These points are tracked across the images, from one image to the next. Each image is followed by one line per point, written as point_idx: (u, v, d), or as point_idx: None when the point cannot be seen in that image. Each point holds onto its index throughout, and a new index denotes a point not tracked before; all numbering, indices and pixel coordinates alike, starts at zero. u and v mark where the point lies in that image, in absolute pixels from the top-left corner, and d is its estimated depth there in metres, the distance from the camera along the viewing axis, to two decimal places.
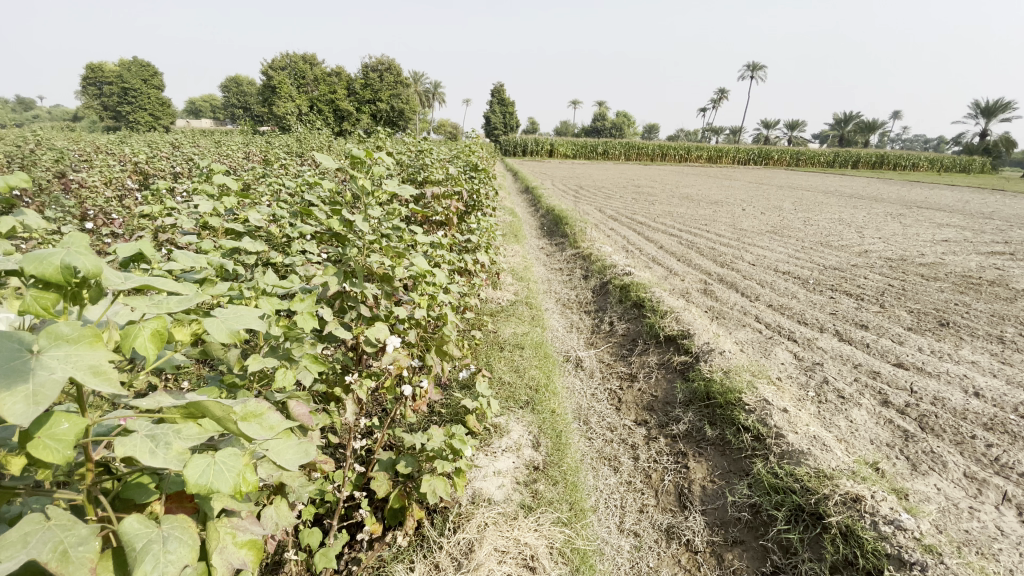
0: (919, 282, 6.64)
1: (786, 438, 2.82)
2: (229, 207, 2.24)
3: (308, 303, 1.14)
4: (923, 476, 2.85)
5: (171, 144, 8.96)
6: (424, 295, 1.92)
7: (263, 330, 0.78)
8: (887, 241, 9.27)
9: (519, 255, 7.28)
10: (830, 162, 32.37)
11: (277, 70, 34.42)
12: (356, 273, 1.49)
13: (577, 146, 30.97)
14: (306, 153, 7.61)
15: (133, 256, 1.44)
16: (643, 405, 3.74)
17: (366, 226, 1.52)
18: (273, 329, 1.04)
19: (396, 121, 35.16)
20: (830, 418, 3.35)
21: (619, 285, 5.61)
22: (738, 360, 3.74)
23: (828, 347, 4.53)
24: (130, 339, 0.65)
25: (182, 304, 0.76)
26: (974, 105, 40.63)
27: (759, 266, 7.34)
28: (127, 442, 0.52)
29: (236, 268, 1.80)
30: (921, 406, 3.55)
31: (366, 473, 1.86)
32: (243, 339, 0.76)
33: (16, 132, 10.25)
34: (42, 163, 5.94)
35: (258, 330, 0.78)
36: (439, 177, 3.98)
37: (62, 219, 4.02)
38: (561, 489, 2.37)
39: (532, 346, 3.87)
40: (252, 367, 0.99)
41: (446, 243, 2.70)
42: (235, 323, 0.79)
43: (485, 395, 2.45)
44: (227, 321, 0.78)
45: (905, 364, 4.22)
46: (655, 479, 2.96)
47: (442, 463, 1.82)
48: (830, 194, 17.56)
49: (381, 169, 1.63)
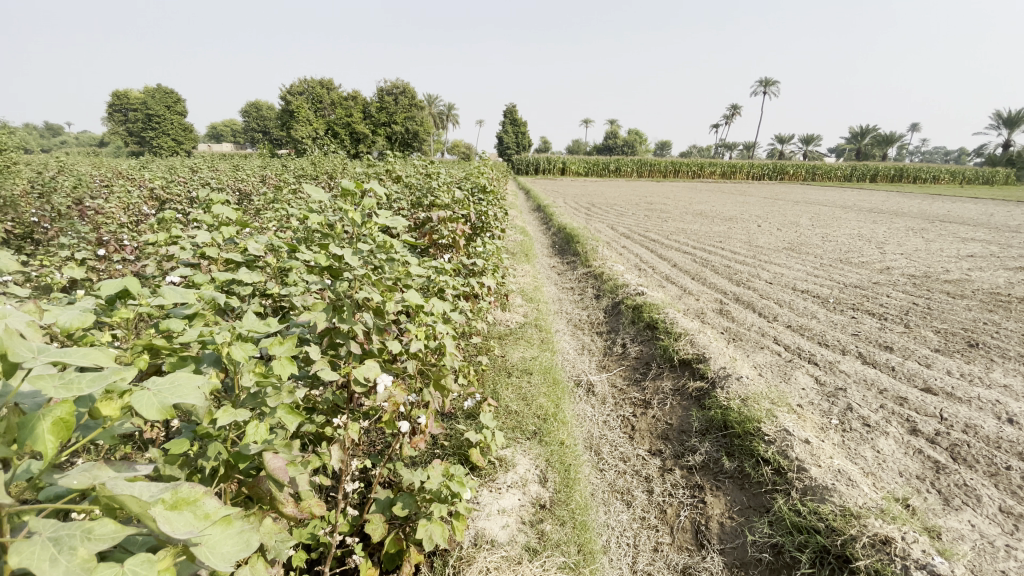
0: (945, 300, 6.40)
1: (809, 473, 2.66)
2: (228, 237, 2.20)
3: (287, 346, 1.08)
4: (957, 512, 2.66)
5: (190, 169, 9.13)
6: (422, 327, 1.84)
7: (202, 401, 0.72)
8: (909, 258, 9.01)
9: (530, 275, 7.22)
10: (848, 176, 31.97)
11: (295, 94, 35.31)
12: (345, 309, 1.42)
13: (590, 163, 31.05)
14: (319, 176, 7.67)
15: (119, 293, 1.40)
16: (657, 433, 3.60)
17: (355, 260, 1.45)
18: (245, 378, 0.97)
19: (410, 142, 35.73)
20: (855, 448, 3.18)
21: (632, 306, 5.49)
22: (756, 386, 3.59)
23: (851, 370, 4.35)
24: (25, 431, 0.55)
25: (98, 381, 0.67)
26: (995, 116, 39.99)
27: (777, 284, 7.16)
28: (22, 551, 0.46)
29: (228, 301, 1.74)
30: (952, 435, 3.35)
31: (361, 516, 1.78)
32: (175, 415, 0.71)
33: (41, 159, 10.55)
34: (61, 190, 6.05)
35: (195, 402, 0.72)
36: (446, 200, 3.95)
37: (76, 245, 4.06)
38: (569, 530, 2.24)
39: (541, 371, 3.76)
40: (222, 422, 0.91)
41: (449, 269, 2.63)
42: (168, 396, 0.74)
43: (489, 429, 2.35)
44: (159, 394, 0.73)
45: (934, 389, 4.01)
46: (670, 514, 2.82)
47: (440, 506, 1.73)
48: (848, 208, 17.26)
49: (372, 201, 1.57)
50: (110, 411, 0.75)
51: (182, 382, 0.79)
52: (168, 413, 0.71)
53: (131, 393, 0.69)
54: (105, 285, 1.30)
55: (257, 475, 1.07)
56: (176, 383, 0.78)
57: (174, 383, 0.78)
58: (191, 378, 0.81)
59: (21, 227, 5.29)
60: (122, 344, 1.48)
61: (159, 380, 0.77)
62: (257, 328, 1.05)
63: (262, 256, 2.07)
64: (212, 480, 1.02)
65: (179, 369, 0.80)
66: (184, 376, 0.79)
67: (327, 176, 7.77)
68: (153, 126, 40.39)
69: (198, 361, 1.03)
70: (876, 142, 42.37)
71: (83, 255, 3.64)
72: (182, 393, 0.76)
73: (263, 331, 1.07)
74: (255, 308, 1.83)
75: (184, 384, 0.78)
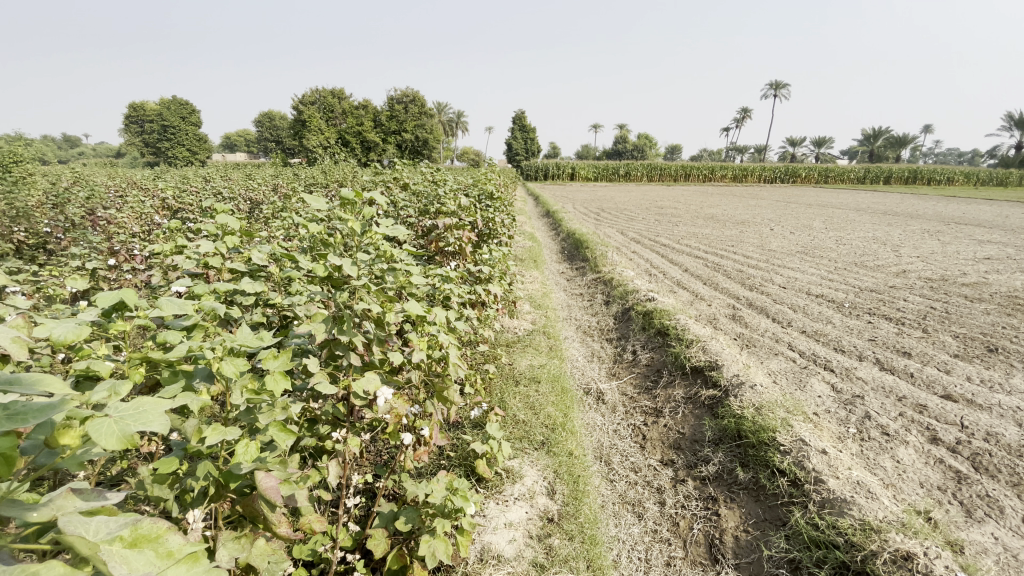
0: (963, 304, 6.25)
1: (826, 485, 2.57)
2: (231, 247, 2.18)
3: (282, 360, 1.03)
4: (980, 524, 2.55)
5: (203, 178, 9.22)
6: (425, 337, 1.80)
7: (161, 429, 0.71)
8: (926, 260, 8.82)
9: (538, 282, 7.18)
10: (861, 178, 31.64)
11: (307, 104, 35.74)
12: (344, 319, 1.38)
13: (599, 168, 30.97)
14: (329, 185, 7.71)
15: (115, 305, 1.37)
16: (669, 443, 3.52)
17: (354, 269, 1.41)
18: (236, 395, 0.92)
19: (420, 149, 36.01)
20: (873, 458, 3.08)
21: (642, 312, 5.42)
22: (770, 395, 3.49)
23: (868, 377, 4.23)
24: None
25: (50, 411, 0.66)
26: (1010, 117, 39.50)
27: (790, 289, 7.05)
28: None
29: (229, 312, 1.71)
30: (974, 444, 3.23)
31: (364, 531, 1.74)
32: (136, 444, 0.70)
33: (59, 170, 10.73)
34: (75, 201, 6.11)
35: (156, 430, 0.71)
36: (452, 207, 3.92)
37: (87, 255, 4.10)
38: (578, 544, 2.17)
39: (550, 379, 3.70)
40: (209, 442, 0.86)
41: (454, 277, 2.59)
42: (131, 423, 0.73)
43: (495, 440, 2.31)
44: (122, 422, 0.72)
45: (954, 396, 3.89)
46: (683, 527, 2.75)
47: (443, 521, 1.68)
48: (861, 211, 16.99)
49: (372, 209, 1.53)
50: (68, 440, 0.74)
51: (147, 408, 0.79)
52: (129, 441, 0.70)
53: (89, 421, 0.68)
54: (101, 296, 1.27)
55: (250, 493, 1.03)
56: (141, 409, 0.78)
57: (139, 409, 0.77)
58: (158, 404, 0.80)
59: (35, 238, 5.36)
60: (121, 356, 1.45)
61: (124, 407, 0.77)
62: (250, 342, 1.00)
63: (265, 266, 2.04)
64: (204, 498, 0.98)
65: (145, 395, 0.79)
66: (150, 402, 0.79)
67: (336, 184, 7.81)
68: (169, 136, 41.08)
69: (189, 376, 0.99)
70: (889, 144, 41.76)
71: (93, 264, 3.66)
72: (146, 419, 0.75)
73: (257, 345, 1.02)
74: (257, 319, 1.81)
75: (150, 411, 0.77)
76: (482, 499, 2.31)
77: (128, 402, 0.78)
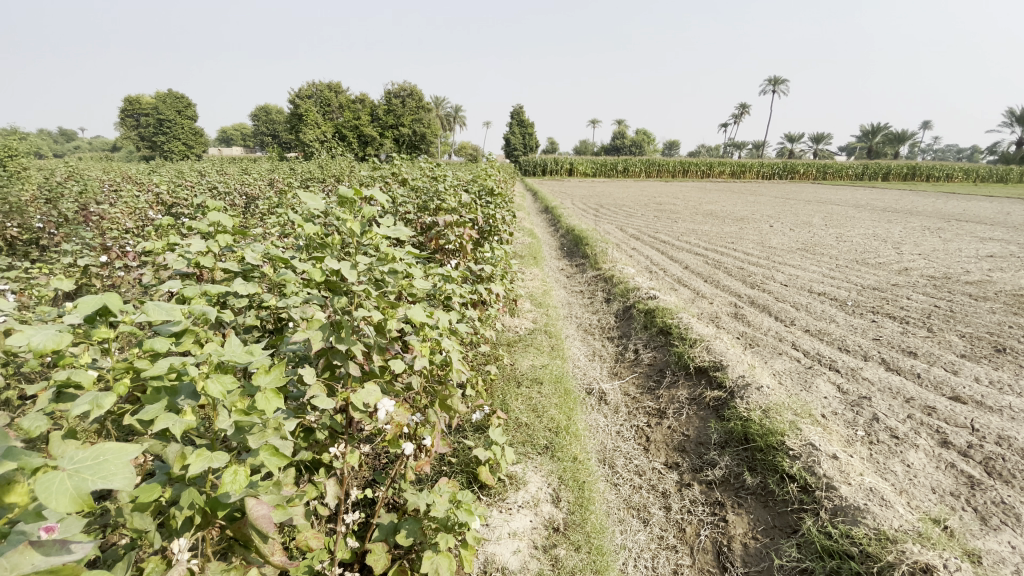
0: (968, 302, 6.18)
1: (838, 492, 2.51)
2: (224, 245, 2.09)
3: (274, 376, 0.93)
4: (996, 532, 2.50)
5: (198, 173, 9.09)
6: (427, 342, 1.71)
7: (124, 485, 0.66)
8: (929, 258, 8.74)
9: (538, 279, 7.09)
10: (859, 175, 31.60)
11: (304, 97, 35.44)
12: (343, 326, 1.29)
13: (598, 164, 30.79)
14: (326, 180, 7.57)
15: (99, 311, 1.28)
16: (673, 445, 3.45)
17: (353, 274, 1.32)
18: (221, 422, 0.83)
19: (418, 144, 35.84)
20: (883, 463, 3.02)
21: (643, 310, 5.34)
22: (777, 397, 3.42)
23: (875, 377, 4.17)
24: None
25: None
26: (1009, 114, 39.51)
27: (792, 286, 6.99)
28: None
29: (221, 315, 1.62)
30: (986, 448, 3.17)
31: (363, 544, 1.66)
32: (93, 503, 0.64)
33: (52, 165, 10.52)
34: (67, 195, 5.99)
35: (116, 487, 0.66)
36: (452, 204, 3.82)
37: (79, 251, 4.00)
38: (585, 555, 2.10)
39: (552, 380, 3.62)
40: (192, 471, 0.78)
41: (456, 277, 2.50)
42: (89, 478, 0.67)
43: (499, 446, 2.23)
44: (77, 477, 0.67)
45: (963, 397, 3.83)
46: (690, 534, 2.69)
47: (447, 536, 1.60)
48: (861, 208, 16.92)
49: (372, 208, 1.43)
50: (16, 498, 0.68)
51: (109, 455, 0.73)
52: (84, 499, 0.65)
53: (38, 482, 0.62)
54: (83, 302, 1.18)
55: (240, 517, 0.95)
56: (101, 457, 0.72)
57: (99, 459, 0.71)
58: (123, 450, 0.74)
59: (27, 233, 5.25)
60: (106, 364, 1.37)
61: (82, 456, 0.71)
62: (240, 358, 0.91)
63: (259, 266, 1.95)
64: (190, 525, 0.90)
65: (106, 440, 0.74)
66: (111, 448, 0.73)
67: (334, 179, 7.71)
68: (166, 130, 40.78)
69: (172, 393, 0.90)
70: (886, 139, 41.53)
71: (85, 261, 3.56)
72: (107, 472, 0.69)
73: (247, 360, 0.93)
74: (250, 323, 1.72)
75: (110, 461, 0.72)
76: (485, 506, 2.24)
77: (86, 449, 0.73)
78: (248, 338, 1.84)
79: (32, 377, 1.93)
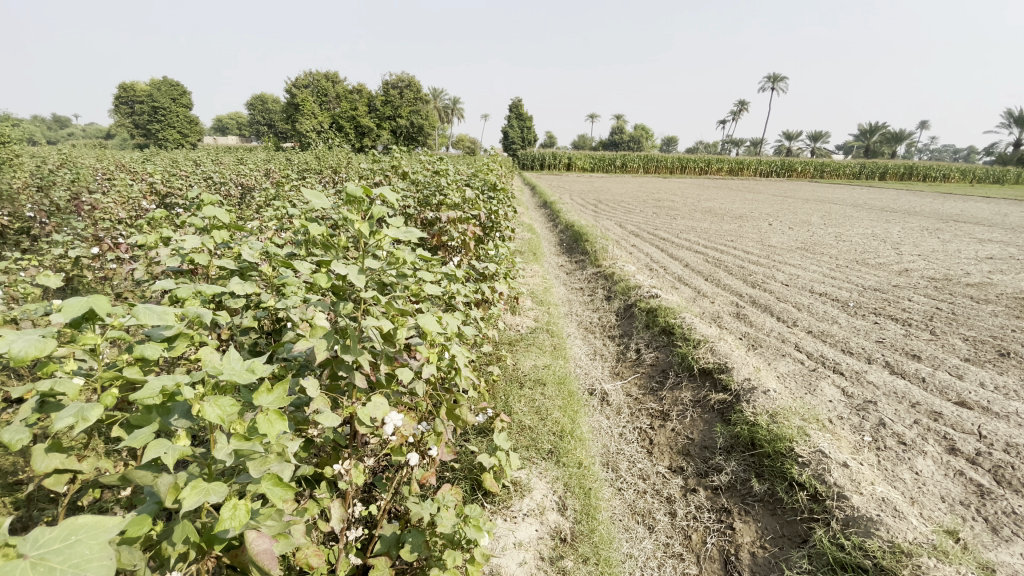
0: (969, 305, 6.15)
1: (850, 501, 2.46)
2: (221, 241, 1.99)
3: (277, 396, 0.85)
4: (1008, 544, 2.46)
5: (193, 161, 8.95)
6: (436, 349, 1.61)
7: None
8: (929, 259, 8.72)
9: (538, 275, 7.02)
10: (856, 174, 31.60)
11: (302, 87, 35.17)
12: (348, 334, 1.19)
13: (596, 159, 30.66)
14: (324, 171, 7.45)
15: (85, 314, 1.20)
16: (678, 448, 3.38)
17: (362, 279, 1.20)
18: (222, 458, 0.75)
19: (415, 136, 35.62)
20: (892, 470, 2.97)
21: (645, 309, 5.27)
22: (785, 401, 3.35)
23: (880, 381, 4.12)
24: None
25: None
26: (1006, 116, 39.69)
27: (793, 286, 6.93)
28: None
29: (217, 317, 1.53)
30: (994, 456, 3.13)
31: (365, 559, 1.60)
32: None
33: (45, 150, 10.33)
34: (59, 183, 5.85)
35: None
36: (455, 200, 3.73)
37: (70, 243, 3.89)
38: (593, 567, 2.04)
39: (555, 381, 3.55)
40: (186, 506, 0.69)
41: (460, 276, 2.40)
42: (58, 565, 0.61)
43: (504, 452, 2.16)
44: (45, 565, 0.60)
45: (969, 402, 3.79)
46: (696, 541, 2.63)
47: (453, 554, 1.54)
48: (860, 207, 16.88)
49: (382, 208, 1.32)
50: None
51: (81, 536, 0.66)
52: None
53: None
54: (69, 303, 1.10)
55: (239, 545, 0.87)
56: (73, 539, 0.66)
57: (69, 543, 0.65)
58: (101, 527, 0.68)
59: (19, 222, 5.14)
60: (93, 370, 1.28)
61: (48, 539, 0.64)
62: (240, 375, 0.82)
63: (258, 264, 1.86)
64: (185, 556, 0.83)
65: (78, 518, 0.67)
66: (85, 528, 0.67)
67: (332, 171, 7.58)
68: (160, 118, 40.23)
69: (164, 413, 0.82)
70: (884, 138, 41.46)
71: (77, 253, 3.46)
72: (78, 559, 0.63)
73: (248, 378, 0.84)
74: (250, 324, 1.64)
75: (80, 546, 0.65)
76: (489, 515, 2.17)
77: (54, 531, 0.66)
78: (246, 340, 1.75)
79: (18, 377, 1.85)
